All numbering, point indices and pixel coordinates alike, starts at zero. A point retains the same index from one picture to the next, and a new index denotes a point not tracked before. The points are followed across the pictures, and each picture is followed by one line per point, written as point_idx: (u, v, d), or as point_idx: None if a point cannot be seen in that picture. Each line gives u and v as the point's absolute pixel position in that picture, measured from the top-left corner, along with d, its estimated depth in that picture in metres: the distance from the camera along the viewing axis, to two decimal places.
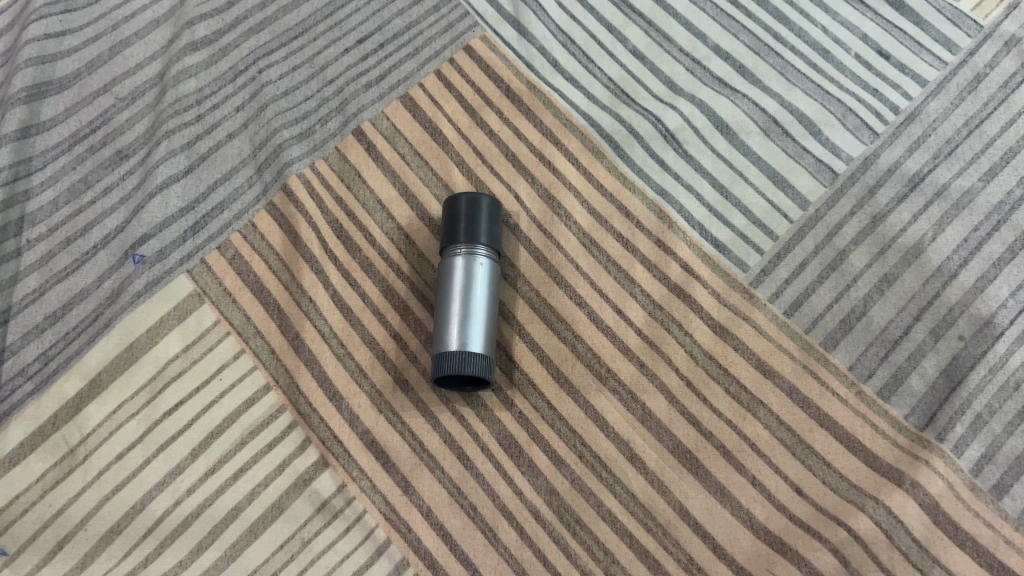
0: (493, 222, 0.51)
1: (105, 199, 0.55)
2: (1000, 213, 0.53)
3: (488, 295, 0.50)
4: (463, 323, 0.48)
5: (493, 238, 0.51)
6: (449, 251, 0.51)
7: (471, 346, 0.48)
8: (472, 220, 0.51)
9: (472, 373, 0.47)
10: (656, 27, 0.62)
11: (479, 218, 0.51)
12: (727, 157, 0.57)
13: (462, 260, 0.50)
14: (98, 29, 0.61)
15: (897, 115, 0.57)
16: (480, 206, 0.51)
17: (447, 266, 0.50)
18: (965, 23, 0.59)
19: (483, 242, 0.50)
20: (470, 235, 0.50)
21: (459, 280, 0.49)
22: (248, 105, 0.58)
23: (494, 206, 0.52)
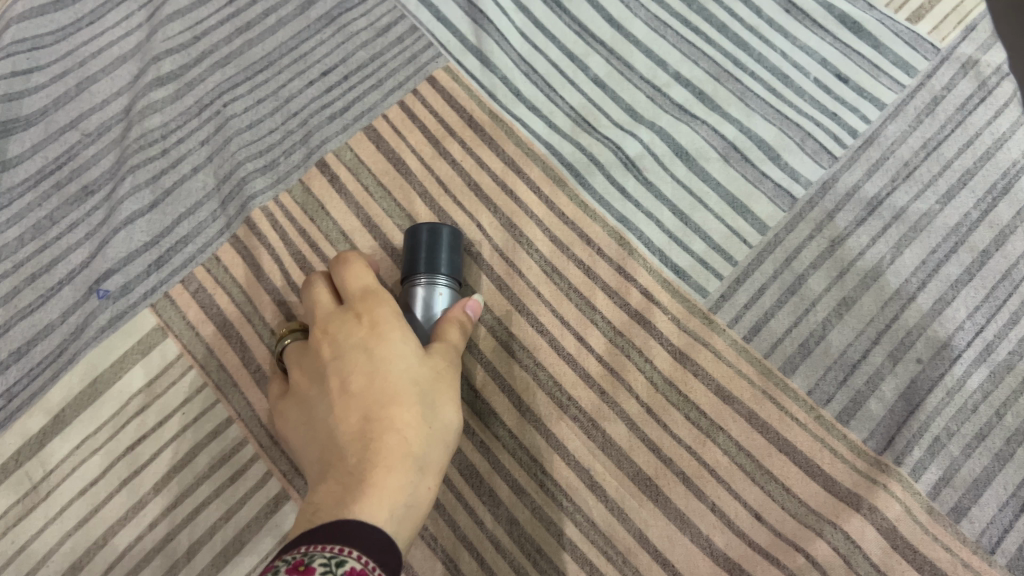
0: (453, 252, 0.52)
1: (70, 235, 0.56)
2: (958, 235, 0.54)
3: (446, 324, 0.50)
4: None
5: (454, 269, 0.51)
6: (409, 282, 0.50)
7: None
8: (433, 251, 0.51)
9: None
10: (617, 54, 0.62)
11: (439, 250, 0.51)
12: (687, 184, 0.57)
13: (423, 291, 0.50)
14: (65, 66, 0.61)
15: (855, 139, 0.57)
16: (441, 235, 0.51)
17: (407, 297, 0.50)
18: (923, 45, 0.60)
19: (444, 273, 0.50)
20: (430, 267, 0.50)
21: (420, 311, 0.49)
22: (212, 138, 0.59)
23: (455, 235, 0.52)
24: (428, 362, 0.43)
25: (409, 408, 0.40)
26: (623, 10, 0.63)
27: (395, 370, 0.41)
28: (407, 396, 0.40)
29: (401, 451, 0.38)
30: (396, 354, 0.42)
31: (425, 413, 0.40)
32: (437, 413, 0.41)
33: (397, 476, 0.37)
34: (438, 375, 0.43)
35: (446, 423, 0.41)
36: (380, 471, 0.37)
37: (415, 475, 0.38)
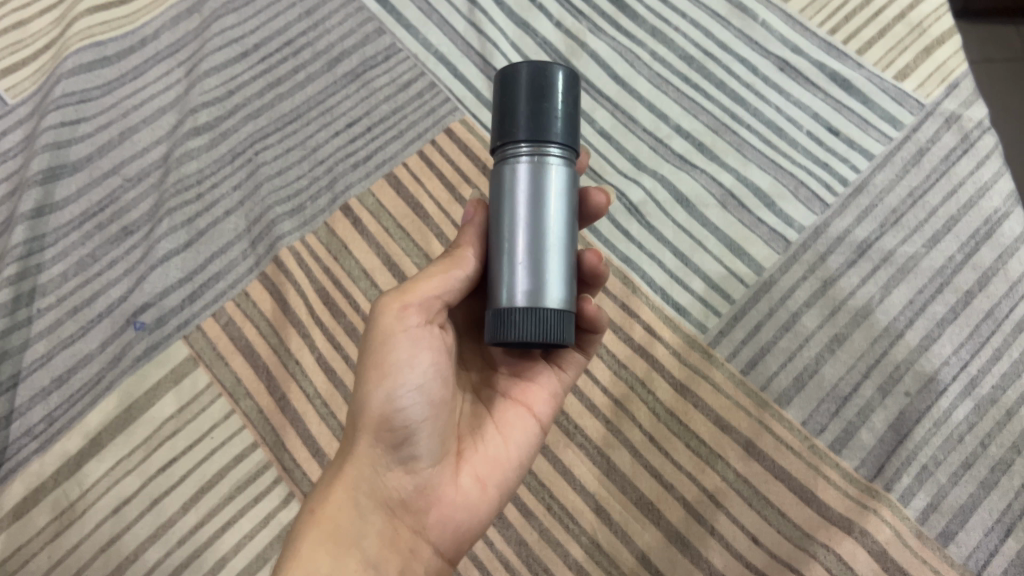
0: (569, 108, 0.36)
1: (110, 271, 0.59)
2: (943, 276, 0.57)
3: (564, 216, 0.36)
4: (534, 250, 0.36)
5: (570, 133, 0.36)
6: (499, 146, 0.37)
7: (546, 298, 0.35)
8: (536, 105, 0.36)
9: (541, 311, 0.35)
10: (621, 109, 0.66)
11: (540, 99, 0.36)
12: (688, 228, 0.61)
13: (526, 166, 0.36)
14: (109, 116, 0.65)
15: (845, 187, 0.61)
16: (551, 79, 0.36)
17: (495, 172, 0.37)
18: (908, 101, 0.63)
19: (556, 139, 0.36)
20: (532, 129, 0.36)
21: (513, 193, 0.36)
22: (244, 184, 0.63)
23: (567, 82, 0.37)
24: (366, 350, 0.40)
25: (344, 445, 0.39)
26: (627, 68, 0.67)
27: None
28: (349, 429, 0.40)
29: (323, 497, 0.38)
30: None
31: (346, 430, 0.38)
32: (355, 408, 0.38)
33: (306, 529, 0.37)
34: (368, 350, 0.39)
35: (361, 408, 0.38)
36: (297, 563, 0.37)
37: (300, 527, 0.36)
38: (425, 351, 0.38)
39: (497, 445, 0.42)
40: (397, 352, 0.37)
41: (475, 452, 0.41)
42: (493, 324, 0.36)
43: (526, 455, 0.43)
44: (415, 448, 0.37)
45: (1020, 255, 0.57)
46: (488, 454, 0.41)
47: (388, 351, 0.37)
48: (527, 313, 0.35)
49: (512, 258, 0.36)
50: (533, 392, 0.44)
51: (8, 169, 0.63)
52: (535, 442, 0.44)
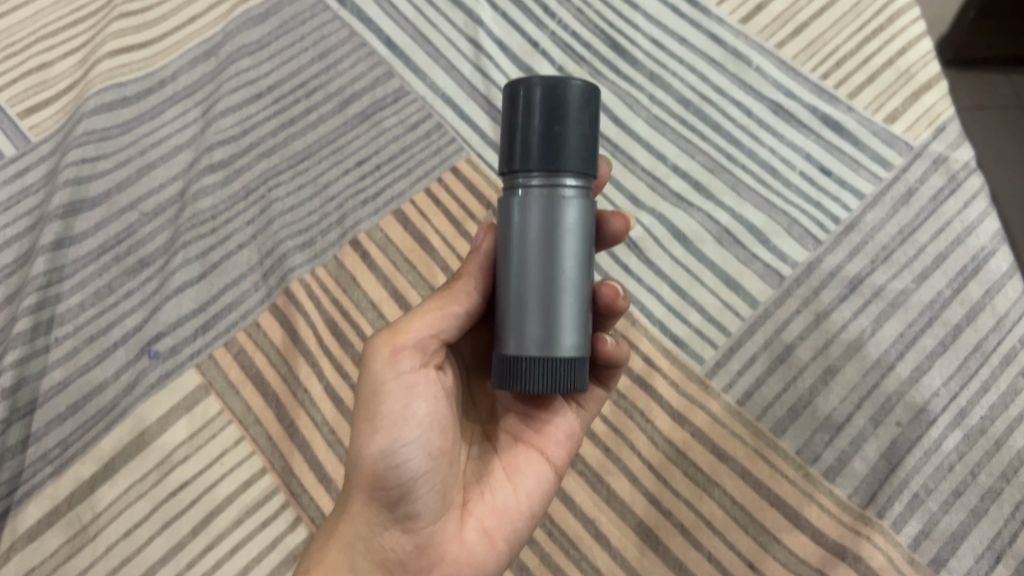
0: (584, 131, 0.36)
1: (126, 301, 0.61)
2: (932, 310, 0.59)
3: (578, 253, 0.37)
4: (546, 292, 0.36)
5: (585, 157, 0.36)
6: (513, 171, 0.37)
7: (558, 344, 0.36)
8: (551, 133, 0.35)
9: (552, 356, 0.36)
10: (621, 149, 0.68)
11: (556, 126, 0.35)
12: (685, 263, 0.63)
13: (540, 200, 0.36)
14: (128, 154, 0.68)
15: (837, 225, 0.63)
16: (567, 103, 0.35)
17: (509, 199, 0.37)
18: (897, 143, 0.66)
19: (570, 169, 0.36)
20: (546, 159, 0.35)
21: (526, 231, 0.36)
22: (257, 219, 0.65)
23: (584, 99, 0.36)
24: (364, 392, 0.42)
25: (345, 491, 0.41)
26: (627, 111, 0.70)
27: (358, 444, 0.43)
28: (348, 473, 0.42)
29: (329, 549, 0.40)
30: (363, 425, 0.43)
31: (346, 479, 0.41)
32: (352, 456, 0.40)
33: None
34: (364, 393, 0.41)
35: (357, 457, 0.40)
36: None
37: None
38: (418, 399, 0.40)
39: (506, 495, 0.44)
40: (390, 400, 0.39)
41: (481, 502, 0.43)
42: (501, 373, 0.37)
43: (535, 501, 0.45)
44: (416, 500, 0.39)
45: (1006, 290, 0.59)
46: (496, 504, 0.43)
47: (382, 400, 0.39)
48: (538, 361, 0.36)
49: (525, 297, 0.37)
50: (546, 437, 0.46)
51: (30, 204, 0.65)
52: (547, 486, 0.45)
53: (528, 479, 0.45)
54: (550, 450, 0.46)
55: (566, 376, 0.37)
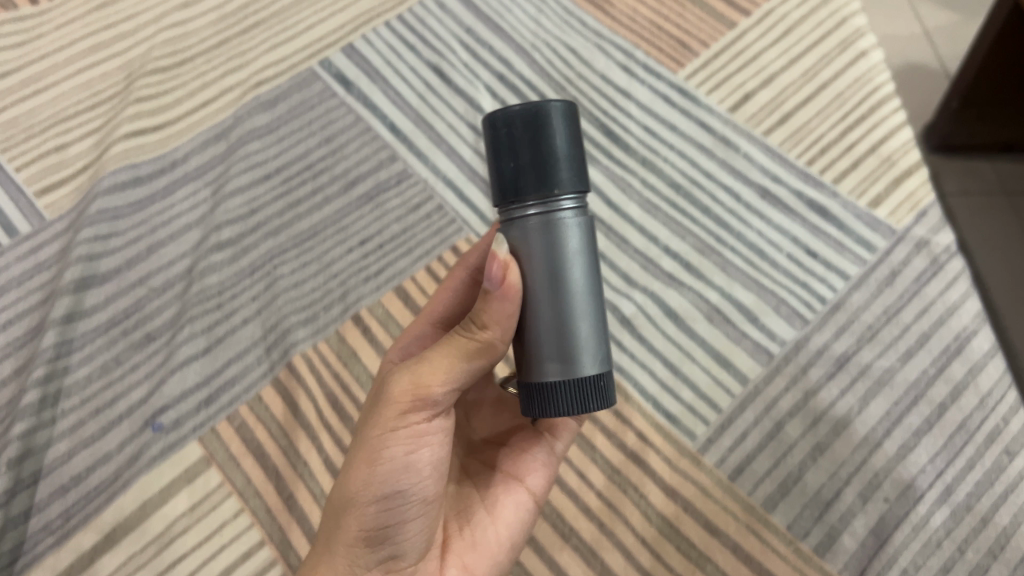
0: (573, 150, 0.37)
1: (132, 374, 0.63)
2: (917, 389, 0.61)
3: (582, 277, 0.38)
4: (557, 321, 0.38)
5: (578, 176, 0.37)
6: (508, 205, 0.37)
7: (578, 370, 0.38)
8: (541, 159, 0.36)
9: (578, 381, 0.38)
10: (614, 230, 0.70)
11: (545, 150, 0.36)
12: (676, 340, 0.64)
13: (539, 232, 0.37)
14: (139, 232, 0.70)
15: (824, 305, 0.65)
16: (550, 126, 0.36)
17: (506, 234, 0.38)
18: (881, 226, 0.68)
19: (565, 192, 0.36)
20: (542, 186, 0.36)
21: (528, 264, 0.37)
22: (262, 295, 0.67)
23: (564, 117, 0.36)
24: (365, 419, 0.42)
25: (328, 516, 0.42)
26: (620, 194, 0.72)
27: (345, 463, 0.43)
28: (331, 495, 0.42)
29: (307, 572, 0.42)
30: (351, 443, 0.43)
31: (334, 508, 0.41)
32: (346, 491, 0.40)
33: None
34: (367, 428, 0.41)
35: (354, 496, 0.40)
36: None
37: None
38: (423, 449, 0.40)
39: (487, 528, 0.48)
40: (396, 450, 0.40)
41: (466, 539, 0.47)
42: (529, 403, 0.39)
43: (515, 533, 0.49)
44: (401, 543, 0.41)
45: (988, 369, 0.61)
46: (479, 539, 0.47)
47: (390, 448, 0.40)
48: (560, 392, 0.38)
49: (540, 329, 0.38)
50: (524, 469, 0.51)
51: (42, 279, 0.67)
52: (525, 518, 0.50)
53: (507, 513, 0.49)
54: (528, 481, 0.50)
55: (592, 398, 0.38)
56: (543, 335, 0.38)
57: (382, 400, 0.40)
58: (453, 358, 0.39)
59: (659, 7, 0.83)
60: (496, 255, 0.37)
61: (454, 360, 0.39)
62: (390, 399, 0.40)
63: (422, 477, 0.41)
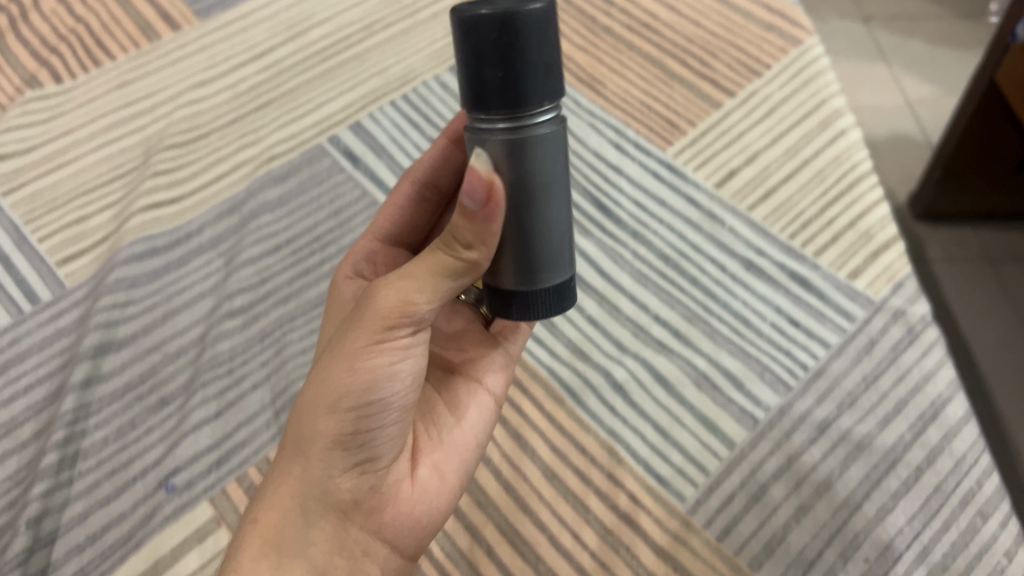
0: (546, 64, 0.39)
1: (147, 437, 0.66)
2: (895, 453, 0.64)
3: (546, 185, 0.42)
4: (526, 230, 0.43)
5: (546, 93, 0.39)
6: (477, 116, 0.40)
7: (540, 279, 0.45)
8: (512, 77, 0.38)
9: (542, 286, 0.45)
10: (607, 299, 0.74)
11: (515, 68, 0.38)
12: (666, 405, 0.68)
13: (505, 147, 0.40)
14: (155, 300, 0.74)
15: (806, 372, 0.68)
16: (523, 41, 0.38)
17: (475, 142, 0.41)
18: (859, 297, 0.72)
19: (532, 108, 0.39)
20: (511, 104, 0.39)
21: (504, 181, 0.40)
22: (271, 360, 0.70)
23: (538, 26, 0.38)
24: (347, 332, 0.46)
25: (305, 414, 0.47)
26: (612, 264, 0.76)
27: (319, 368, 0.47)
28: (308, 395, 0.47)
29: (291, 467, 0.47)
30: (326, 353, 0.48)
31: (315, 407, 0.46)
32: (329, 392, 0.46)
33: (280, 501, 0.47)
34: (352, 339, 0.46)
35: (340, 397, 0.45)
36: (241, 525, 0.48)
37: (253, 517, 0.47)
38: (405, 360, 0.47)
39: (457, 433, 0.56)
40: (384, 360, 0.46)
41: (434, 448, 0.54)
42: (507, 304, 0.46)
43: (482, 437, 0.57)
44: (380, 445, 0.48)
45: (962, 434, 0.64)
46: (446, 447, 0.55)
47: (376, 355, 0.46)
48: (527, 300, 0.46)
49: (508, 244, 0.44)
50: (485, 374, 0.60)
51: (61, 345, 0.71)
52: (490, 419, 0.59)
53: (471, 426, 0.57)
54: (490, 385, 0.59)
55: (550, 297, 0.46)
56: (511, 240, 0.44)
57: (367, 310, 0.46)
58: (433, 275, 0.44)
59: (648, 90, 0.88)
60: (479, 170, 0.40)
61: (435, 276, 0.44)
62: (376, 309, 0.45)
63: (396, 381, 0.47)
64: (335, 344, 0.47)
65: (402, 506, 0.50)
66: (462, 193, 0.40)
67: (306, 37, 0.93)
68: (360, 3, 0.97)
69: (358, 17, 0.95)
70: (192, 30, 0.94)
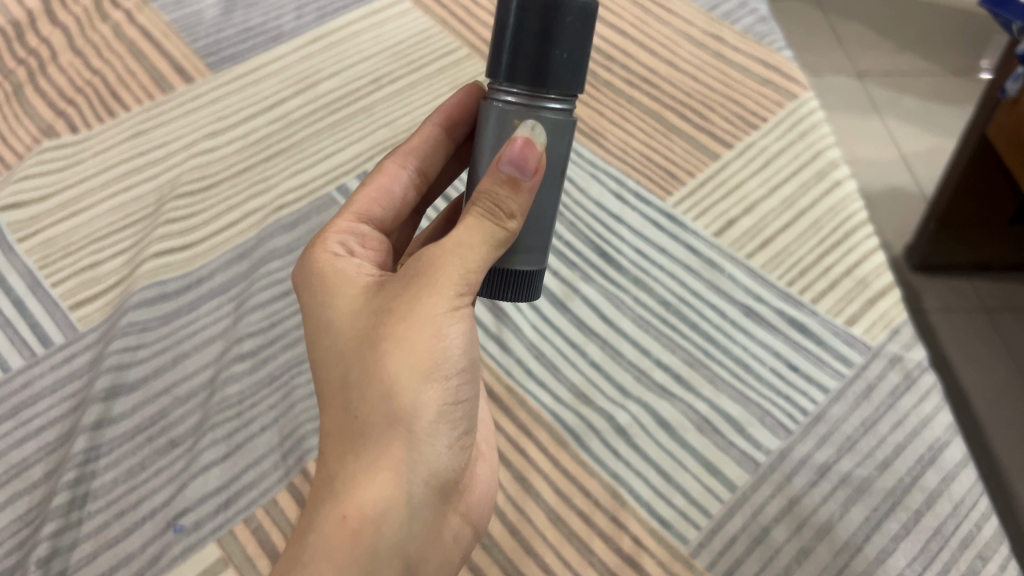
0: (574, 56, 0.46)
1: (156, 478, 0.67)
2: (895, 495, 0.65)
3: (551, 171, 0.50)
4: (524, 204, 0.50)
5: (567, 83, 0.47)
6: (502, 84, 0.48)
7: (513, 257, 0.51)
8: (540, 52, 0.46)
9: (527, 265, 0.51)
10: (610, 344, 0.75)
11: (554, 48, 0.46)
12: (669, 449, 0.69)
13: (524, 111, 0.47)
14: (165, 343, 0.75)
15: (805, 416, 0.69)
16: (558, 24, 0.45)
17: (496, 109, 0.48)
18: (857, 343, 0.73)
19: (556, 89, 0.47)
20: (537, 83, 0.47)
21: (541, 151, 0.47)
22: (279, 403, 0.71)
23: (576, 20, 0.46)
24: (417, 304, 0.47)
25: (384, 388, 0.46)
26: (614, 310, 0.78)
27: (387, 340, 0.47)
28: (382, 368, 0.46)
29: (374, 441, 0.46)
30: (383, 324, 0.48)
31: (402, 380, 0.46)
32: (417, 363, 0.47)
33: (371, 479, 0.46)
34: (428, 310, 0.47)
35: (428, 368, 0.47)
36: (312, 522, 0.46)
37: (339, 514, 0.45)
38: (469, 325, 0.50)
39: None
40: (459, 326, 0.48)
41: None
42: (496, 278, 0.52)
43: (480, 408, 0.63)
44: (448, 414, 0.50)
45: (960, 478, 0.65)
46: None
47: (453, 322, 0.48)
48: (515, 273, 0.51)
49: None
50: None
51: (73, 388, 0.72)
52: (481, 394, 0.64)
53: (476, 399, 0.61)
54: None
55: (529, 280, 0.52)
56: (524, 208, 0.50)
57: (438, 280, 0.47)
58: (494, 247, 0.48)
59: (647, 141, 0.90)
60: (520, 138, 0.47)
61: (491, 244, 0.48)
62: (446, 280, 0.47)
63: (469, 350, 0.50)
64: (401, 314, 0.47)
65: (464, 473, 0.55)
66: (503, 158, 0.46)
67: (316, 89, 0.96)
68: (367, 56, 1.00)
69: (366, 70, 0.98)
70: (205, 83, 0.96)
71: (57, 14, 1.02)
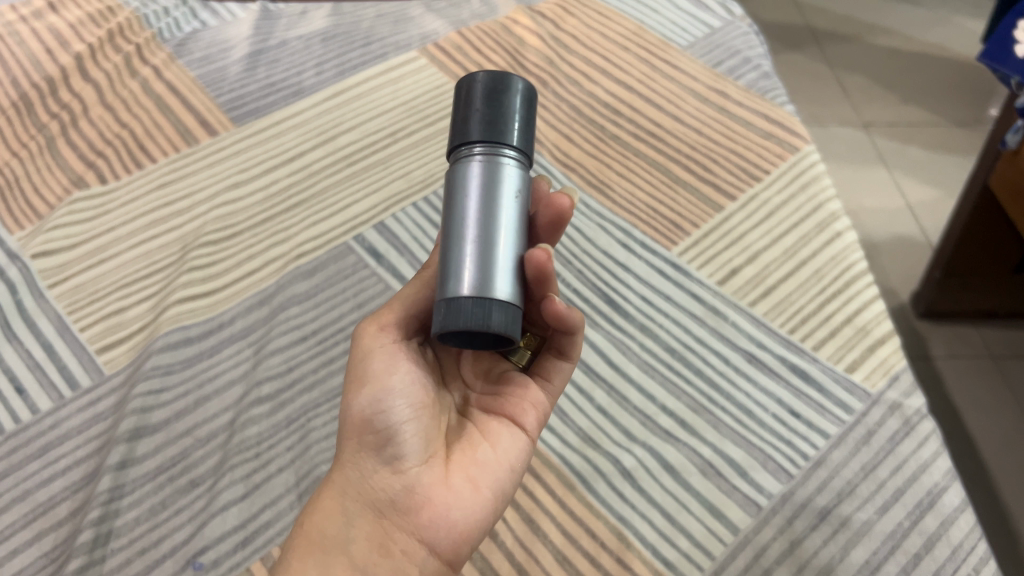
0: (524, 120, 0.52)
1: (176, 517, 0.69)
2: (894, 540, 0.66)
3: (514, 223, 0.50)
4: (487, 237, 0.49)
5: (522, 140, 0.51)
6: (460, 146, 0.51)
7: (492, 291, 0.47)
8: (499, 108, 0.51)
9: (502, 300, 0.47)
10: (616, 389, 0.78)
11: (484, 104, 0.51)
12: (674, 492, 0.70)
13: (483, 157, 0.50)
14: (187, 386, 0.78)
15: (807, 461, 0.71)
16: (512, 90, 0.52)
17: (461, 158, 0.51)
18: (857, 390, 0.75)
19: (506, 144, 0.50)
20: (488, 133, 0.50)
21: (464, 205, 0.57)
22: (296, 445, 0.74)
23: (524, 97, 0.52)
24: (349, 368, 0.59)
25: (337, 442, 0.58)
26: (620, 355, 0.80)
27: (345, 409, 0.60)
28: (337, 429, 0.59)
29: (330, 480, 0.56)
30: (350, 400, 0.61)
31: (342, 428, 0.57)
32: (347, 406, 0.57)
33: (319, 507, 0.54)
34: (352, 365, 0.58)
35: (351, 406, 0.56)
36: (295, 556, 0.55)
37: (289, 542, 0.54)
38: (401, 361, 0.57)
39: (486, 451, 0.57)
40: (382, 365, 0.57)
41: (468, 462, 0.56)
42: (465, 311, 0.47)
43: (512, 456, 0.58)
44: (397, 445, 0.55)
45: (958, 522, 0.67)
46: (478, 460, 0.57)
47: (378, 364, 0.57)
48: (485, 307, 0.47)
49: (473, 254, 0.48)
50: (517, 412, 0.60)
51: (99, 429, 0.75)
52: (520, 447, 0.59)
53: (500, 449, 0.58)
54: (520, 422, 0.60)
55: (507, 323, 0.47)
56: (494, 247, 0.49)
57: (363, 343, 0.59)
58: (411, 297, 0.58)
59: (653, 193, 0.94)
60: None
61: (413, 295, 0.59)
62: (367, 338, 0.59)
63: (396, 379, 0.56)
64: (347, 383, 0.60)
65: (434, 510, 0.53)
66: None
67: (334, 142, 1.00)
68: (385, 111, 1.04)
69: (383, 125, 1.02)
70: (228, 136, 1.01)
71: (89, 70, 1.06)
